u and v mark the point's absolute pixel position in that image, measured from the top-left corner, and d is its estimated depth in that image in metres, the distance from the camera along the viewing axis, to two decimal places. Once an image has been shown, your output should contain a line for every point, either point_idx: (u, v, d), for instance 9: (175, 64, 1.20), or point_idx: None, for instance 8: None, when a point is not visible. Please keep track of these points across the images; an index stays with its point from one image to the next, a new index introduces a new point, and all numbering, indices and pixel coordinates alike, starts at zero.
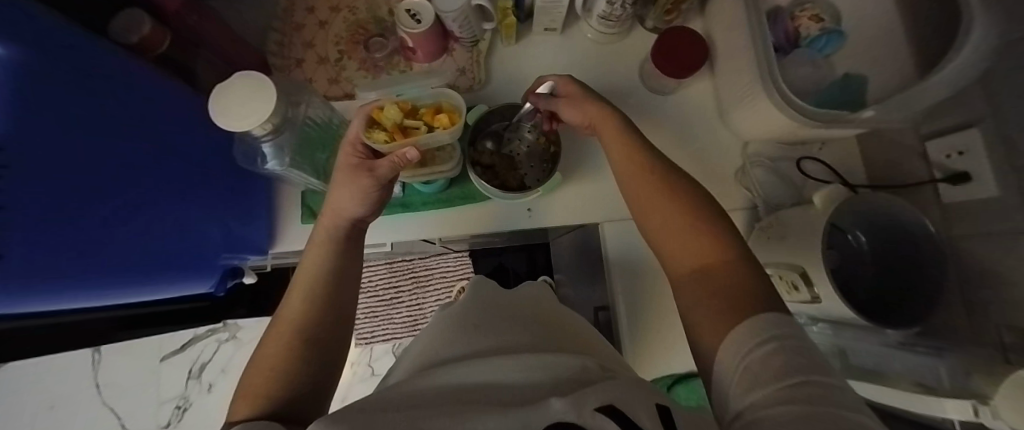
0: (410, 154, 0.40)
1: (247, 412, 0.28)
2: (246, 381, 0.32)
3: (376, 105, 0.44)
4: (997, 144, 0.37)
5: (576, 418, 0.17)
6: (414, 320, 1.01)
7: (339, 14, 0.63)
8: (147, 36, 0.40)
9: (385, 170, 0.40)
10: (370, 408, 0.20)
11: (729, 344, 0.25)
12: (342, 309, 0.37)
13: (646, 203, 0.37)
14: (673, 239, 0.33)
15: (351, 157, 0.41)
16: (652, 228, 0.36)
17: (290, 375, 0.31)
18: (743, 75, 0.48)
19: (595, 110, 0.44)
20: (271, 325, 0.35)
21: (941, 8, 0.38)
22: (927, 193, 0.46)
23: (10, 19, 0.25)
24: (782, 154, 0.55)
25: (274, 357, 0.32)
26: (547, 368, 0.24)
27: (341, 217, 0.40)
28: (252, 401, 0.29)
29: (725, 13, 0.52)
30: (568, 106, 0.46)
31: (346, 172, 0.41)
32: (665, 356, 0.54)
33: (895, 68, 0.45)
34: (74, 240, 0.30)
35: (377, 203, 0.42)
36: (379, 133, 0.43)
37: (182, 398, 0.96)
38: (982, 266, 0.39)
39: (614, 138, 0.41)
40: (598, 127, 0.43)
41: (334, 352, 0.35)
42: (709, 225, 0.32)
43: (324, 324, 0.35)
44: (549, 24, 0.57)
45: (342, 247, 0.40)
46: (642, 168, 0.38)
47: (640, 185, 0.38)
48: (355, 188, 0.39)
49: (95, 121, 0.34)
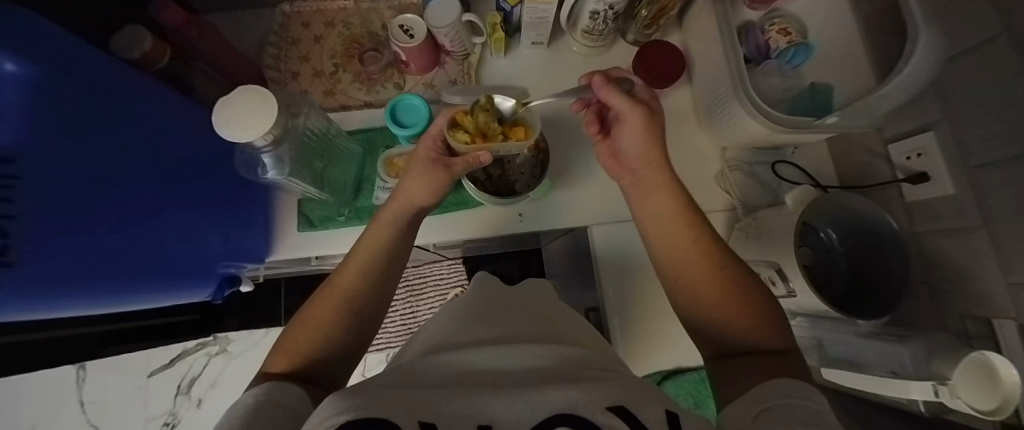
0: (485, 158, 0.44)
1: (286, 366, 0.34)
2: (288, 337, 0.37)
3: (461, 108, 0.47)
4: (955, 146, 0.40)
5: (586, 411, 0.18)
6: (408, 328, 1.01)
7: (334, 29, 0.65)
8: (149, 52, 0.42)
9: (459, 168, 0.44)
10: (386, 385, 0.21)
11: (764, 389, 0.26)
12: (386, 288, 0.42)
13: (704, 292, 0.37)
14: (734, 320, 0.35)
15: (430, 151, 0.45)
16: (707, 318, 0.36)
17: (328, 343, 0.36)
18: (719, 83, 0.51)
19: (655, 152, 0.42)
20: (322, 289, 0.40)
21: (894, 23, 0.42)
22: (891, 192, 0.49)
23: (38, 39, 0.27)
24: (759, 159, 0.59)
25: (320, 321, 0.37)
26: (553, 355, 0.26)
27: (411, 204, 0.44)
28: (293, 356, 0.35)
29: (701, 28, 0.55)
30: (631, 128, 0.42)
31: (422, 163, 0.44)
32: (653, 354, 0.56)
33: (857, 77, 0.49)
34: (83, 247, 0.31)
35: (441, 195, 0.46)
36: (461, 134, 0.45)
37: (170, 415, 0.94)
38: (946, 260, 0.42)
39: (659, 187, 0.42)
40: (644, 176, 0.43)
41: (370, 325, 0.40)
42: (764, 308, 0.35)
43: (368, 299, 0.40)
44: (536, 38, 0.60)
45: (402, 232, 0.44)
46: (698, 252, 0.39)
47: (697, 271, 0.38)
48: (429, 181, 0.44)
49: (102, 130, 0.35)
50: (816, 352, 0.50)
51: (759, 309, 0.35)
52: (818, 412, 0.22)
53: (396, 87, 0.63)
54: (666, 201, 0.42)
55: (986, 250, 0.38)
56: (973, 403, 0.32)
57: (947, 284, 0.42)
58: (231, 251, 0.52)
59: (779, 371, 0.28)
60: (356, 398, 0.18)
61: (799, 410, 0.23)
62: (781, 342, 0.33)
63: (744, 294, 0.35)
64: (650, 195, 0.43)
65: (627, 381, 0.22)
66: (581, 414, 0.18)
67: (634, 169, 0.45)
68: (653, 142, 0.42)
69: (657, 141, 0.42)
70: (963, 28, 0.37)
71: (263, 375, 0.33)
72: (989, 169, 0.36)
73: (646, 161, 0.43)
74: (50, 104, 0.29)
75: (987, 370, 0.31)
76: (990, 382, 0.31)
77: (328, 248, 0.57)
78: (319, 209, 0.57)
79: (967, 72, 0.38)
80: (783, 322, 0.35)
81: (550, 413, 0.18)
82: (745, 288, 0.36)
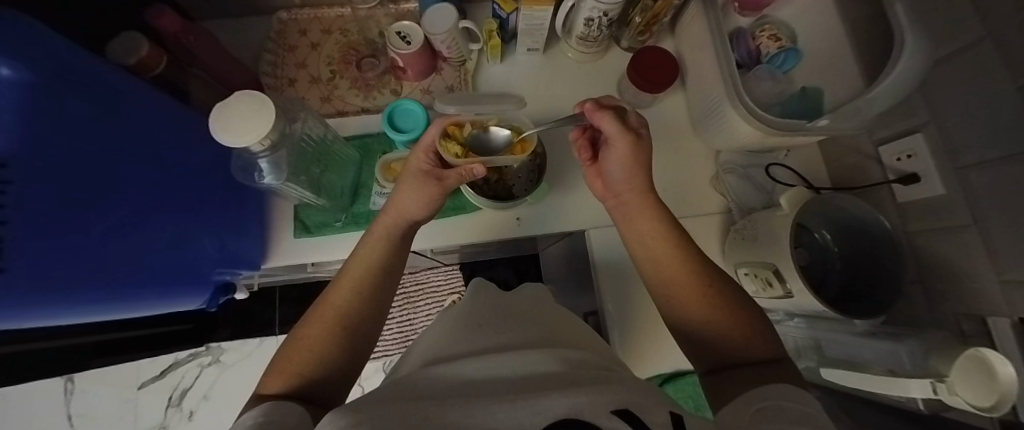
0: (478, 171, 0.44)
1: (281, 387, 0.33)
2: (283, 356, 0.36)
3: (455, 120, 0.47)
4: (942, 148, 0.41)
5: (592, 418, 0.17)
6: (404, 336, 1.00)
7: (331, 36, 0.66)
8: (144, 58, 0.43)
9: (451, 181, 0.44)
10: (386, 399, 0.21)
11: (763, 389, 0.27)
12: (381, 301, 0.42)
13: (691, 302, 0.37)
14: (735, 331, 0.34)
15: (423, 162, 0.44)
16: (701, 331, 0.36)
17: (324, 362, 0.36)
18: (712, 89, 0.52)
19: (640, 180, 0.43)
20: (317, 305, 0.39)
21: (880, 28, 0.43)
22: (883, 193, 0.50)
23: (35, 45, 0.27)
24: (752, 161, 0.59)
25: (315, 339, 0.37)
26: (552, 361, 0.26)
27: (404, 217, 0.44)
28: (289, 375, 0.34)
29: (693, 35, 0.56)
30: (619, 151, 0.42)
31: (413, 176, 0.44)
32: (652, 357, 0.56)
33: (845, 82, 0.50)
34: (72, 259, 0.31)
35: (436, 208, 0.46)
36: (453, 147, 0.46)
37: (161, 427, 0.92)
38: (939, 259, 0.43)
39: (642, 211, 0.43)
40: (627, 201, 0.44)
41: (366, 341, 0.40)
42: (751, 317, 0.36)
43: (364, 314, 0.40)
44: (531, 44, 0.60)
45: (396, 247, 0.44)
46: (683, 263, 0.39)
47: (681, 286, 0.38)
48: (421, 195, 0.43)
49: (97, 138, 0.35)
50: (815, 351, 0.50)
51: (743, 315, 0.36)
52: (810, 413, 0.23)
53: (392, 93, 0.63)
54: (663, 233, 0.41)
55: (978, 248, 0.38)
56: (978, 404, 0.32)
57: (942, 284, 0.43)
58: (227, 258, 0.51)
59: (773, 379, 0.29)
60: (356, 415, 0.18)
61: (793, 412, 0.23)
62: (773, 347, 0.34)
63: (737, 304, 0.36)
64: (631, 218, 0.44)
65: (631, 384, 0.22)
66: (584, 419, 0.17)
67: (616, 192, 0.45)
68: (636, 168, 0.42)
69: (642, 167, 0.43)
70: (949, 33, 0.38)
71: (259, 396, 0.32)
72: (978, 169, 0.37)
73: (630, 187, 0.43)
74: (47, 111, 0.29)
75: (980, 365, 0.32)
76: (984, 378, 0.31)
77: (324, 254, 0.56)
78: (315, 216, 0.56)
79: (952, 73, 0.39)
80: (766, 328, 0.35)
81: (556, 418, 0.17)
82: (738, 306, 0.36)
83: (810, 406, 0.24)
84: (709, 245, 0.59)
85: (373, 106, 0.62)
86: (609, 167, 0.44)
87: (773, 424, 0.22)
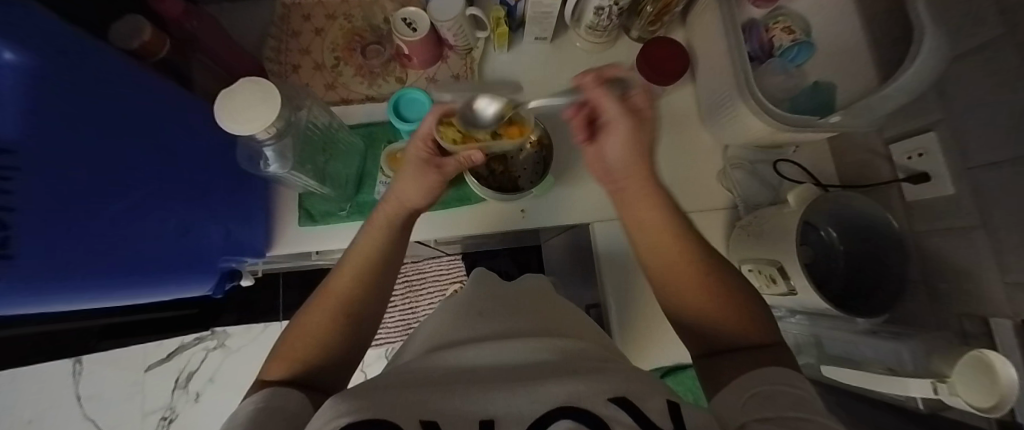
0: (476, 157, 0.45)
1: (283, 373, 0.34)
2: (284, 343, 0.37)
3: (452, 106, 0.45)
4: (953, 147, 0.40)
5: (589, 406, 0.17)
6: (406, 324, 1.01)
7: (335, 21, 0.64)
8: (146, 42, 0.42)
9: (450, 168, 0.45)
10: (388, 385, 0.21)
11: (754, 375, 0.27)
12: (382, 289, 0.42)
13: (693, 297, 0.37)
14: (741, 326, 0.34)
15: (421, 151, 0.44)
16: (705, 324, 0.36)
17: (326, 350, 0.36)
18: (722, 82, 0.51)
19: (640, 163, 0.41)
20: (318, 293, 0.39)
21: (897, 22, 0.42)
22: (891, 191, 0.49)
23: (37, 28, 0.27)
24: (760, 157, 0.59)
25: (316, 327, 0.37)
26: (551, 350, 0.26)
27: (403, 207, 0.44)
28: (290, 363, 0.34)
29: (705, 26, 0.55)
30: (616, 133, 0.40)
31: (411, 165, 0.44)
32: (653, 350, 0.57)
33: (858, 78, 0.49)
34: (82, 238, 0.31)
35: (434, 196, 0.46)
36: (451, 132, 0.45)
37: (168, 409, 0.94)
38: (944, 258, 0.43)
39: (647, 207, 0.41)
40: (629, 185, 0.42)
41: (365, 329, 0.40)
42: (754, 311, 0.35)
43: (364, 302, 0.40)
44: (540, 33, 0.59)
45: (396, 235, 0.44)
46: (684, 257, 0.38)
47: (679, 278, 0.38)
48: (420, 184, 0.43)
49: (102, 123, 0.34)
50: (814, 347, 0.51)
51: (744, 308, 0.35)
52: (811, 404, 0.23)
53: (397, 81, 0.62)
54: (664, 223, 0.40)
55: (984, 248, 0.38)
56: (978, 404, 0.32)
57: (946, 283, 0.43)
58: (231, 245, 0.51)
59: (770, 363, 0.29)
60: (356, 400, 0.18)
61: (787, 396, 0.23)
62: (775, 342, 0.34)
63: (738, 298, 0.36)
64: (629, 209, 0.43)
65: (632, 374, 0.22)
66: (584, 408, 0.17)
67: (616, 177, 0.43)
68: (638, 147, 0.40)
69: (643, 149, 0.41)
70: (968, 29, 0.37)
71: (262, 383, 0.32)
72: (989, 169, 0.36)
73: (630, 170, 0.41)
74: (51, 97, 0.29)
75: (982, 366, 0.32)
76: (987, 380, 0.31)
77: (326, 244, 0.56)
78: (321, 204, 0.56)
79: (969, 70, 0.38)
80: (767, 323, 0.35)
81: (555, 405, 0.18)
82: (739, 302, 0.36)
83: (808, 393, 0.24)
84: (711, 240, 0.59)
85: (378, 94, 0.61)
86: (608, 147, 0.42)
87: (770, 410, 0.22)
